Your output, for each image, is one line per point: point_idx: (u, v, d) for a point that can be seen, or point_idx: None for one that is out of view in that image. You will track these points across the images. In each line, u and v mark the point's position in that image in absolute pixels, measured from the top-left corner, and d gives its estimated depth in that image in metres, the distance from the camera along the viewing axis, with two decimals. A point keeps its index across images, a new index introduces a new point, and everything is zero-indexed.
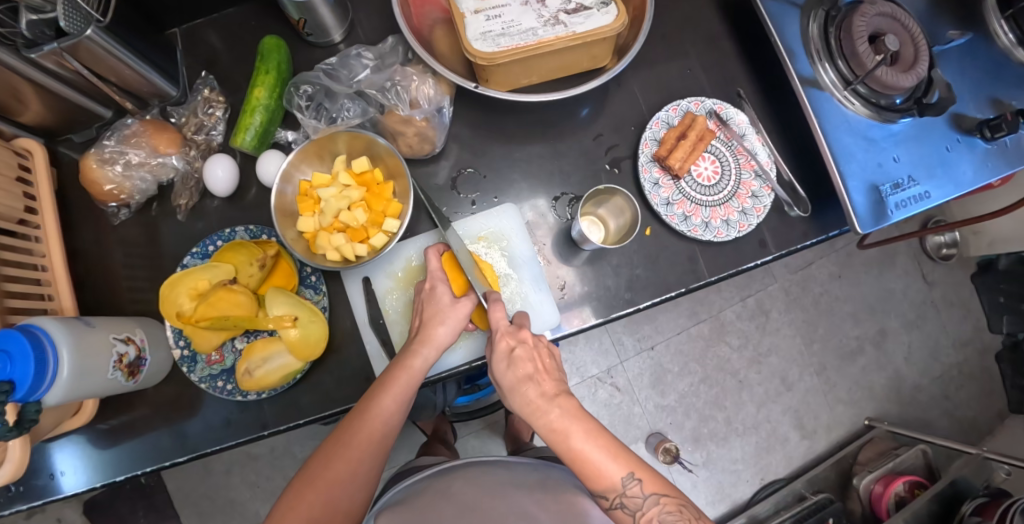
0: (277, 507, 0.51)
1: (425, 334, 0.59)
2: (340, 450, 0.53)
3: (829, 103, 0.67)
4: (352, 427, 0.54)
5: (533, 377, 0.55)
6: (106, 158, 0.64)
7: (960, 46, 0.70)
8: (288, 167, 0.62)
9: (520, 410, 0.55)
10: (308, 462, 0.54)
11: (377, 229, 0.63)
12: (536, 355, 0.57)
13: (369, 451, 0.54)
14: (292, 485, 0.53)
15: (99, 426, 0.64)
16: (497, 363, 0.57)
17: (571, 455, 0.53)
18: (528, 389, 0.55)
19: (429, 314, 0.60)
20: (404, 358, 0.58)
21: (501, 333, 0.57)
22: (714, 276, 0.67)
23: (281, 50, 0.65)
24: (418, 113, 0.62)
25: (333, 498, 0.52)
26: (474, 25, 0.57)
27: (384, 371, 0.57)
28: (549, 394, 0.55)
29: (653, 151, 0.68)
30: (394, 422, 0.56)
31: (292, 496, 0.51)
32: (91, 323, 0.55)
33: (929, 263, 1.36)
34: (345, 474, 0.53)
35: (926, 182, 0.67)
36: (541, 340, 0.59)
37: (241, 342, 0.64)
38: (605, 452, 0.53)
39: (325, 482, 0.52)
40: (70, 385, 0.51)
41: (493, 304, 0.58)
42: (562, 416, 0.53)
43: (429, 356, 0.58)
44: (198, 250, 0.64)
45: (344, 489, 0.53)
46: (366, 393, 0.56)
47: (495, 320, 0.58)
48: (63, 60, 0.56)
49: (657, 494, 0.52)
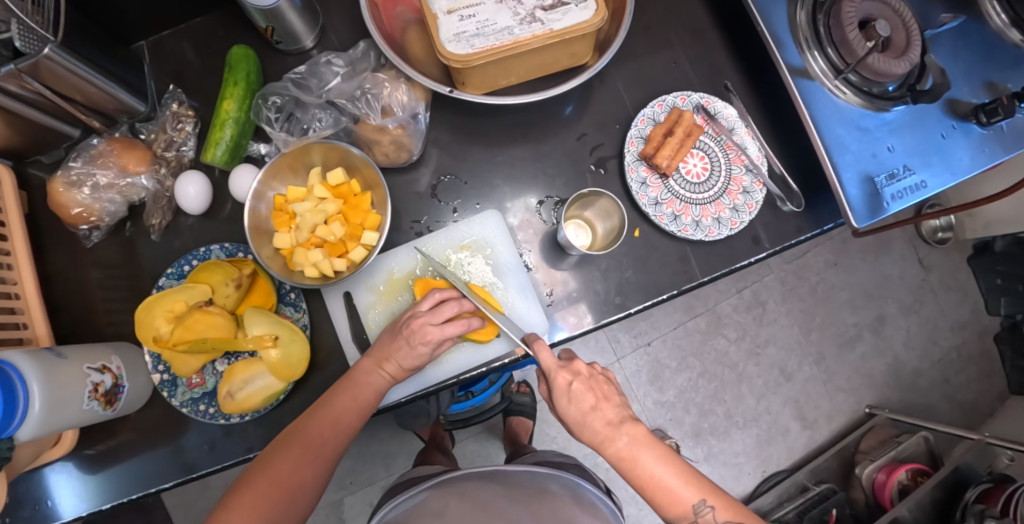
0: (239, 503, 0.51)
1: (390, 369, 0.58)
2: (308, 457, 0.53)
3: (819, 93, 0.65)
4: (319, 436, 0.54)
5: (596, 407, 0.54)
6: (73, 180, 0.62)
7: (952, 28, 0.68)
8: (260, 185, 0.59)
9: (588, 441, 0.55)
10: (268, 457, 0.53)
11: (356, 242, 0.61)
12: (593, 385, 0.56)
13: (333, 458, 0.55)
14: (255, 481, 0.52)
15: (84, 453, 0.63)
16: (558, 400, 0.55)
17: (641, 483, 0.53)
18: (593, 419, 0.54)
19: (397, 353, 0.57)
20: (366, 380, 0.57)
21: (555, 370, 0.55)
22: (706, 276, 0.66)
23: (251, 61, 0.63)
24: (391, 122, 0.60)
25: (295, 498, 0.53)
26: (447, 26, 0.54)
27: (348, 385, 0.56)
28: (615, 421, 0.54)
29: (640, 150, 0.66)
30: (344, 429, 0.55)
31: (255, 493, 0.51)
32: (62, 354, 0.53)
33: (925, 247, 1.34)
34: (291, 475, 0.52)
35: (921, 171, 0.65)
36: (594, 368, 0.58)
37: (222, 365, 0.62)
38: (678, 477, 0.52)
39: (288, 483, 0.52)
40: (43, 420, 0.50)
41: (538, 346, 0.56)
42: (630, 444, 0.53)
43: (385, 376, 0.58)
44: (173, 271, 0.62)
45: (305, 494, 0.53)
46: (330, 398, 0.55)
47: (544, 362, 0.55)
48: (23, 82, 0.54)
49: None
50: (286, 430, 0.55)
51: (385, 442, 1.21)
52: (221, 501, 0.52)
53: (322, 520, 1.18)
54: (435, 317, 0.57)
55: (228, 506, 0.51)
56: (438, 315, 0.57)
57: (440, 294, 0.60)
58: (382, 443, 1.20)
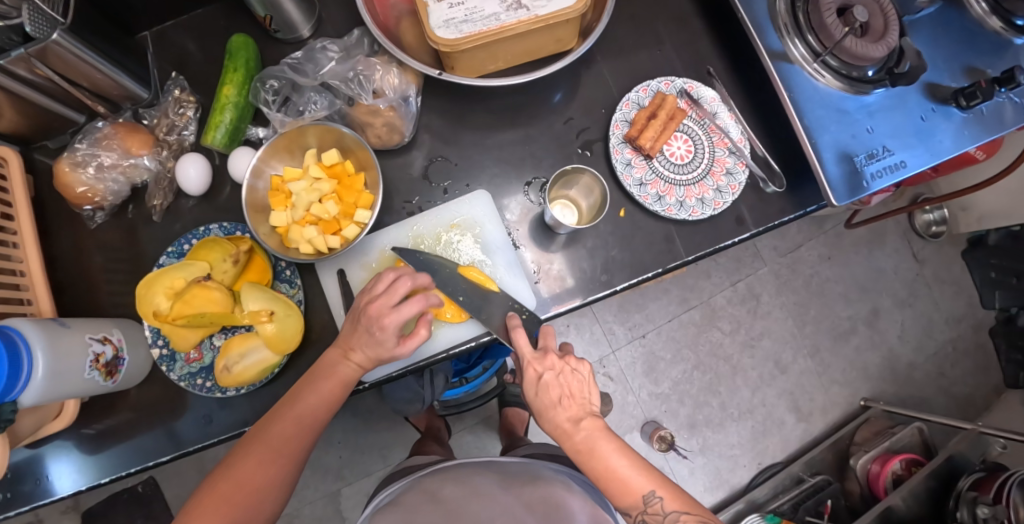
0: (204, 507, 0.50)
1: (356, 358, 0.57)
2: (275, 455, 0.53)
3: (799, 77, 0.67)
4: (286, 433, 0.54)
5: (559, 404, 0.56)
6: (79, 161, 0.64)
7: (930, 15, 0.70)
8: (258, 163, 0.61)
9: (549, 432, 0.57)
10: (232, 459, 0.53)
11: (349, 221, 0.63)
12: (564, 381, 0.57)
13: (299, 457, 0.55)
14: (222, 482, 0.51)
15: (84, 429, 0.65)
16: (527, 390, 0.57)
17: (597, 473, 0.54)
18: (557, 413, 0.55)
19: (360, 340, 0.57)
20: (331, 372, 0.57)
21: (528, 361, 0.57)
22: (690, 255, 0.67)
23: (250, 48, 0.65)
24: (383, 102, 0.62)
25: (261, 498, 0.52)
26: (437, 12, 0.57)
27: (315, 376, 0.57)
28: (575, 418, 0.55)
29: (625, 133, 0.68)
30: (311, 423, 0.55)
31: (222, 495, 0.50)
32: (66, 323, 0.55)
33: (919, 241, 1.36)
34: (257, 475, 0.52)
35: (900, 152, 0.66)
36: (569, 361, 0.58)
37: (219, 339, 0.64)
38: (632, 467, 0.53)
39: (255, 484, 0.52)
40: (46, 386, 0.51)
41: (515, 332, 0.59)
42: (588, 436, 0.54)
43: (350, 369, 0.57)
44: (174, 249, 0.64)
45: (272, 494, 0.53)
46: (298, 394, 0.56)
47: (519, 347, 0.58)
48: (33, 67, 0.56)
49: (679, 513, 0.51)
50: (251, 430, 0.55)
51: (382, 433, 1.22)
52: (187, 505, 0.51)
53: (320, 511, 1.19)
54: (390, 298, 0.56)
55: (192, 510, 0.50)
56: (391, 295, 0.56)
57: (393, 274, 0.59)
58: (379, 434, 1.22)
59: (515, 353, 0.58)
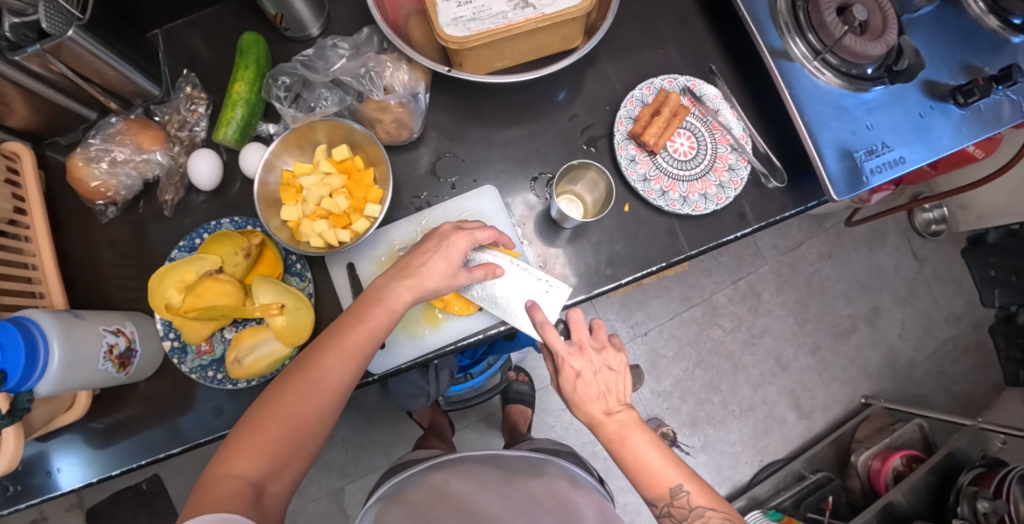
0: (245, 439, 0.47)
1: (411, 282, 0.56)
2: (318, 389, 0.50)
3: (800, 74, 0.68)
4: (328, 366, 0.51)
5: (596, 398, 0.57)
6: (92, 156, 0.65)
7: (928, 14, 0.72)
8: (270, 157, 0.63)
9: (584, 421, 0.58)
10: (274, 393, 0.50)
11: (359, 215, 0.64)
12: (601, 375, 0.57)
13: (343, 391, 0.52)
14: (262, 415, 0.48)
15: (95, 421, 0.65)
16: (564, 382, 0.58)
17: (629, 461, 0.56)
18: (592, 406, 0.57)
19: (425, 258, 0.58)
20: (381, 302, 0.56)
21: (563, 355, 0.57)
22: (694, 250, 0.68)
23: (260, 46, 0.66)
24: (393, 98, 0.63)
25: (305, 433, 0.49)
26: (446, 11, 0.58)
27: (364, 305, 0.55)
28: (611, 409, 0.56)
29: (629, 129, 0.69)
30: (353, 356, 0.53)
31: (264, 429, 0.48)
32: (80, 315, 0.56)
33: (919, 239, 1.37)
34: (300, 407, 0.49)
35: (899, 148, 0.68)
36: (602, 355, 0.58)
37: (230, 332, 0.65)
38: (662, 460, 0.55)
39: (299, 419, 0.49)
40: (61, 376, 0.52)
41: (544, 327, 0.58)
42: (621, 426, 0.56)
43: (404, 296, 0.56)
44: (185, 243, 0.65)
45: (316, 429, 0.50)
46: (345, 327, 0.53)
47: (551, 341, 0.58)
48: (47, 63, 0.57)
49: (705, 509, 0.53)
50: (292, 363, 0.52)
51: (385, 430, 1.23)
52: (229, 438, 0.49)
53: (323, 508, 1.19)
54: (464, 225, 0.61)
55: (234, 444, 0.47)
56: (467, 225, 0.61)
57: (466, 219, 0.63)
58: (382, 431, 1.22)
59: (548, 347, 0.58)
